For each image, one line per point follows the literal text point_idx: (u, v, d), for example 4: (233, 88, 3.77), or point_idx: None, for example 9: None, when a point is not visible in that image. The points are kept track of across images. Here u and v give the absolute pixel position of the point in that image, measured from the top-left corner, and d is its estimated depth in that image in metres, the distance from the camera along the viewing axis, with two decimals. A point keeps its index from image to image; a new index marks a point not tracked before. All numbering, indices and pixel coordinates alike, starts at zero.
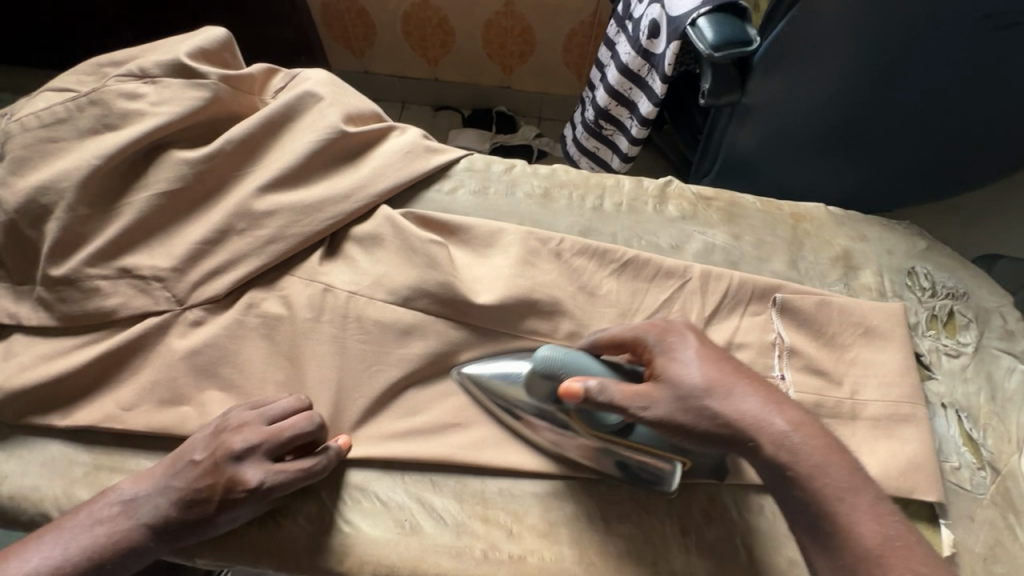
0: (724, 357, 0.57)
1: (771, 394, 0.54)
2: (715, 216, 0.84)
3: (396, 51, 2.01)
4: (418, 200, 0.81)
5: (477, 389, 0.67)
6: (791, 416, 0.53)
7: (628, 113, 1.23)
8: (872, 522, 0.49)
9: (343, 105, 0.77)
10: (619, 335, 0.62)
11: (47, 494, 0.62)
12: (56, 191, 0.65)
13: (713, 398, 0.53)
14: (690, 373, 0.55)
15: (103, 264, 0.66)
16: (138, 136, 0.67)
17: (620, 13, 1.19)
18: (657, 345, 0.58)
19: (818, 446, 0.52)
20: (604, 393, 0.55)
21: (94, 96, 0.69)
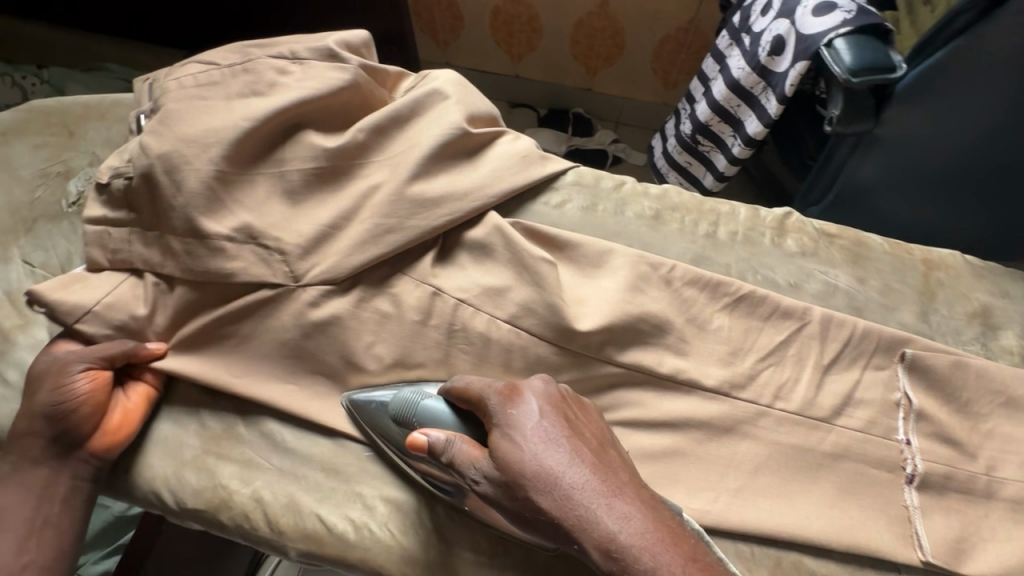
0: (566, 431, 0.51)
1: (609, 481, 0.49)
2: (837, 256, 0.78)
3: (481, 45, 1.99)
4: (524, 211, 0.79)
5: (362, 420, 0.65)
6: (621, 508, 0.47)
7: (730, 130, 1.16)
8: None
9: (467, 105, 0.79)
10: (465, 392, 0.58)
11: (159, 472, 0.64)
12: (198, 144, 0.65)
13: (535, 491, 0.48)
14: (521, 456, 0.50)
15: (227, 222, 0.65)
16: (281, 109, 0.68)
17: (735, 26, 1.13)
18: (497, 413, 0.53)
19: (650, 547, 0.46)
20: (448, 451, 0.54)
21: (246, 65, 0.72)
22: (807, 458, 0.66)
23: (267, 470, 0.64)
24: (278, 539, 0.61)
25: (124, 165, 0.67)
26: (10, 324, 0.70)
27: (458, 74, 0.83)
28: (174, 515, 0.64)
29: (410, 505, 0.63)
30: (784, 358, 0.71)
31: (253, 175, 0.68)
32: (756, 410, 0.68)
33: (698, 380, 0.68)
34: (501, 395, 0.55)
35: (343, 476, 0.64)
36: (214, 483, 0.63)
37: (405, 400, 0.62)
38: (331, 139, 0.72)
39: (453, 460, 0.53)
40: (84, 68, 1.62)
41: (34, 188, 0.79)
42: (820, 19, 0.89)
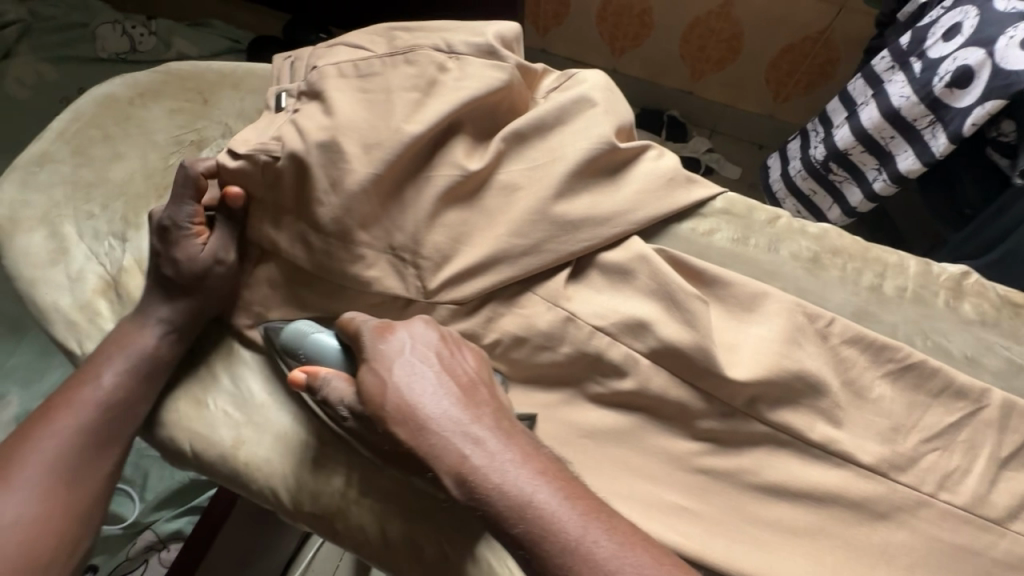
0: (433, 361, 0.53)
1: (471, 409, 0.50)
2: (1022, 330, 0.69)
3: (584, 36, 1.90)
4: (667, 236, 0.72)
5: (271, 348, 0.64)
6: (477, 431, 0.49)
7: (875, 164, 1.06)
8: (570, 537, 0.45)
9: (616, 116, 0.73)
10: (353, 326, 0.57)
11: (278, 469, 0.61)
12: (365, 144, 0.62)
13: (388, 418, 0.50)
14: (383, 391, 0.51)
15: (372, 231, 0.63)
16: (444, 109, 0.63)
17: (903, 48, 1.01)
18: (370, 349, 0.54)
19: (505, 464, 0.48)
20: (322, 389, 0.54)
21: (406, 55, 0.67)
22: (972, 563, 0.59)
23: (379, 484, 0.60)
24: (391, 559, 0.58)
25: (270, 141, 0.63)
26: (140, 293, 0.70)
27: (605, 77, 0.77)
28: (287, 514, 0.61)
29: (468, 520, 0.58)
30: (953, 444, 0.62)
31: (401, 176, 0.64)
32: (917, 496, 0.60)
33: (854, 454, 0.61)
34: (373, 331, 0.55)
35: None
36: (331, 490, 0.60)
37: (299, 335, 0.61)
38: (475, 146, 0.67)
39: (325, 397, 0.53)
40: (190, 22, 1.63)
41: (168, 154, 0.78)
42: None
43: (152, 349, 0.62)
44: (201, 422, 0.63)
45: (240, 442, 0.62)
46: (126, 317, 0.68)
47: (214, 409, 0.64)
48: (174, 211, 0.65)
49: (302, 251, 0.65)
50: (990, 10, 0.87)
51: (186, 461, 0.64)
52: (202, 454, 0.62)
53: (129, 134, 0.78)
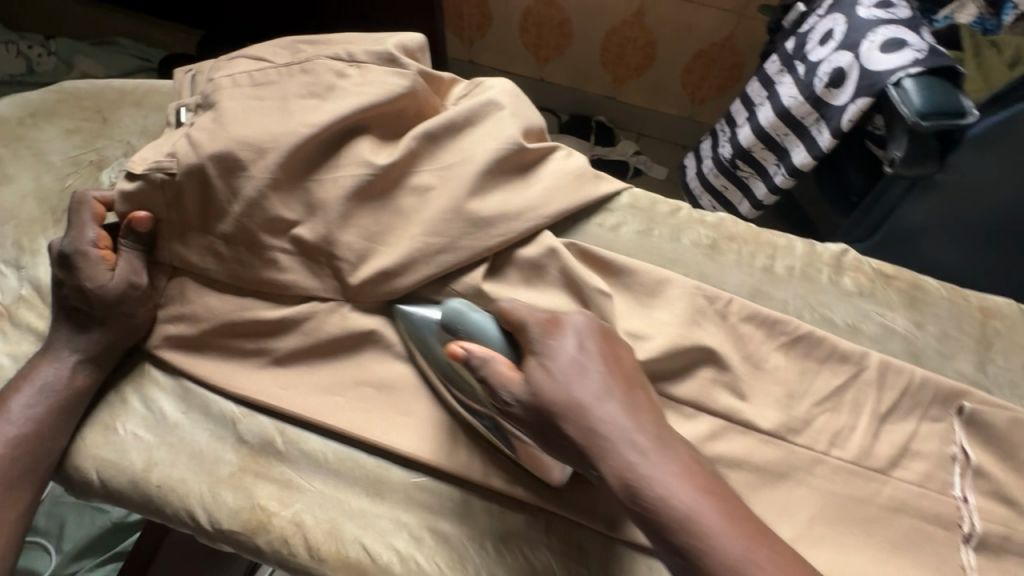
0: (596, 365, 0.51)
1: (615, 389, 0.51)
2: (895, 298, 0.76)
3: (509, 46, 1.96)
4: (577, 231, 0.76)
5: (401, 328, 0.64)
6: (646, 443, 0.48)
7: (774, 158, 1.15)
8: (682, 503, 0.46)
9: (522, 119, 0.76)
10: (516, 314, 0.56)
11: (194, 489, 0.59)
12: (256, 148, 0.61)
13: (569, 424, 0.49)
14: (558, 387, 0.50)
15: (283, 236, 0.63)
16: (346, 114, 0.65)
17: (788, 52, 1.10)
18: (537, 343, 0.53)
19: (643, 438, 0.48)
20: (484, 369, 0.53)
21: (304, 65, 0.68)
22: (864, 510, 0.64)
23: (306, 493, 0.60)
24: (318, 567, 0.57)
25: (166, 159, 0.62)
26: (37, 321, 0.66)
27: (512, 83, 0.80)
28: (206, 536, 0.59)
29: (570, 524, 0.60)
30: (840, 405, 0.68)
31: (307, 182, 0.64)
32: (811, 454, 0.66)
33: (754, 421, 0.66)
34: (543, 325, 0.55)
35: (387, 503, 0.60)
36: (253, 504, 0.59)
37: (456, 314, 0.60)
38: (382, 149, 0.68)
39: (488, 379, 0.52)
40: (94, 41, 1.56)
41: (64, 175, 0.75)
42: (887, 56, 0.88)
43: (59, 374, 0.59)
44: (109, 448, 0.61)
45: (152, 465, 0.60)
46: (22, 346, 0.65)
47: (124, 433, 0.62)
48: (76, 237, 0.61)
49: (212, 263, 0.64)
50: (855, 18, 0.96)
51: (94, 492, 0.61)
52: (111, 481, 0.60)
53: (19, 157, 0.75)
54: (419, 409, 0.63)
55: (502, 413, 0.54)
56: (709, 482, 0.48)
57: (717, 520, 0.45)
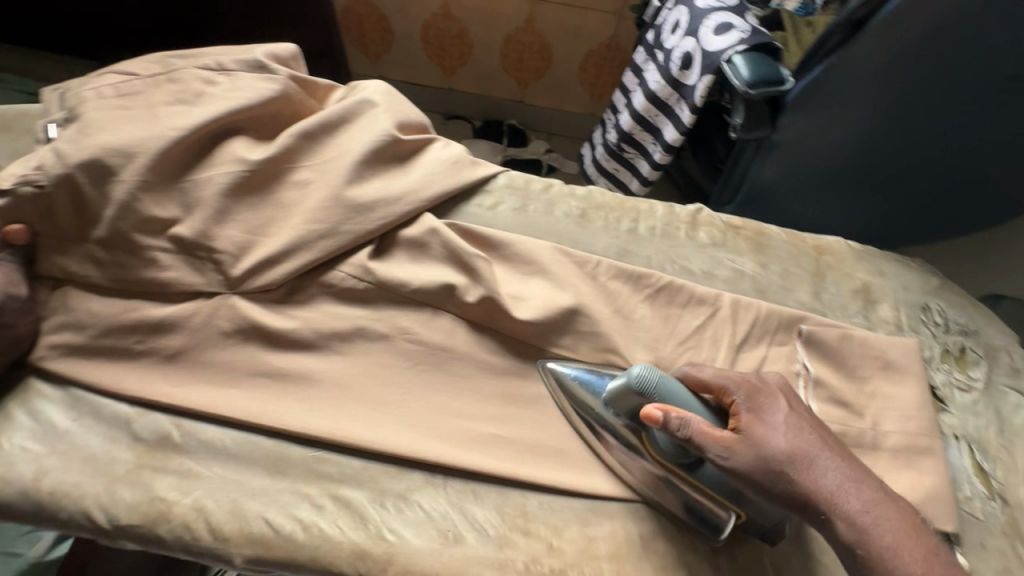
0: (805, 419, 0.59)
1: (812, 438, 0.58)
2: (743, 245, 0.87)
3: (413, 59, 2.02)
4: (458, 213, 0.82)
5: (561, 390, 0.70)
6: (794, 427, 0.58)
7: (651, 138, 1.26)
8: (885, 544, 0.52)
9: (397, 113, 0.82)
10: (707, 379, 0.61)
11: (88, 491, 0.60)
12: (124, 154, 0.65)
13: (800, 468, 0.55)
14: (779, 444, 0.56)
15: (162, 236, 0.67)
16: (216, 118, 0.69)
17: (650, 42, 1.22)
18: (747, 403, 0.59)
19: (861, 490, 0.55)
20: (685, 429, 0.57)
21: (171, 75, 0.72)
22: None
23: (207, 480, 0.62)
24: (221, 547, 0.59)
25: (31, 172, 0.64)
26: None
27: (388, 84, 0.86)
28: (104, 536, 0.60)
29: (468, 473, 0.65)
30: (701, 340, 0.77)
31: (182, 184, 0.68)
32: None
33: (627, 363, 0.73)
34: (745, 392, 0.60)
35: (288, 479, 0.63)
36: (151, 497, 0.60)
37: (645, 379, 0.60)
38: (257, 148, 0.73)
39: (694, 438, 0.56)
40: None
41: None
42: (720, 38, 1.01)
43: None
44: None
45: (42, 474, 0.60)
46: None
47: (9, 447, 0.61)
48: None
49: (93, 271, 0.66)
50: (695, 8, 1.09)
51: None
52: None
53: None
54: (317, 394, 0.67)
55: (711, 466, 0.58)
56: (903, 510, 0.55)
57: (897, 549, 0.52)
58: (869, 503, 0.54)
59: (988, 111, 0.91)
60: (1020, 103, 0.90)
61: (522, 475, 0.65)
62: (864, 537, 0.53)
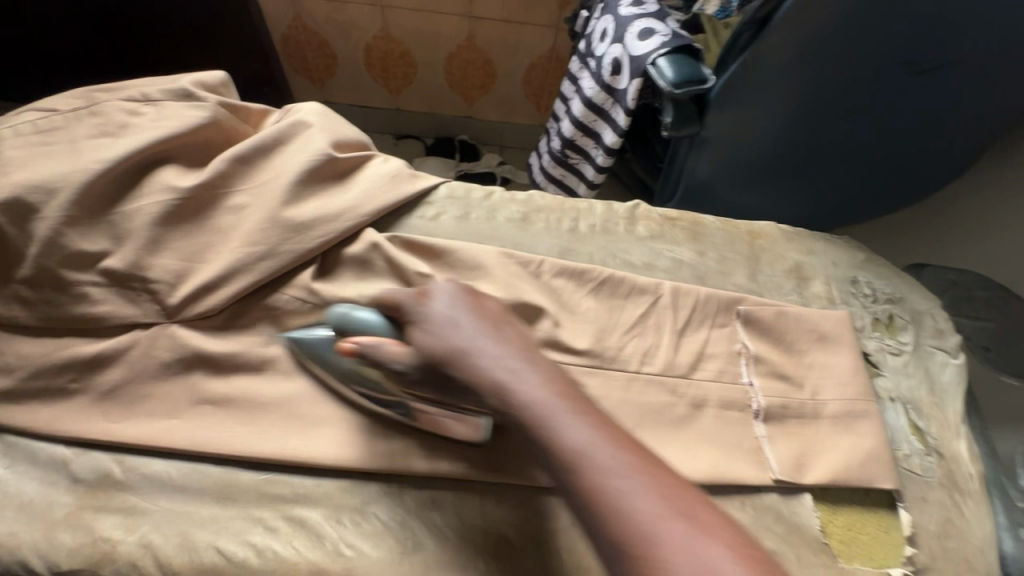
0: (469, 316, 0.57)
1: (528, 367, 0.53)
2: (680, 235, 0.91)
3: (358, 82, 2.04)
4: (401, 226, 0.83)
5: (299, 354, 0.68)
6: (514, 364, 0.53)
7: (592, 143, 1.30)
8: (648, 510, 0.43)
9: (331, 133, 0.82)
10: (382, 299, 0.63)
11: (26, 539, 0.58)
12: (46, 190, 0.64)
13: (456, 362, 0.55)
14: (483, 366, 0.54)
15: (94, 271, 0.66)
16: (142, 148, 0.69)
17: (582, 51, 1.27)
18: (413, 313, 0.59)
19: (599, 432, 0.48)
20: (377, 351, 0.59)
21: (92, 108, 0.71)
22: (674, 412, 0.75)
23: (153, 514, 0.61)
24: None
25: None
26: None
27: (322, 104, 0.86)
28: None
29: (423, 480, 0.65)
30: (645, 329, 0.79)
31: (111, 217, 0.68)
32: (627, 374, 0.76)
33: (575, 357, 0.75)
34: (413, 299, 0.60)
35: (239, 505, 0.62)
36: (94, 538, 0.58)
37: (342, 316, 0.64)
38: (188, 176, 0.72)
39: (381, 357, 0.59)
40: None
41: None
42: (644, 42, 1.06)
43: None
44: None
45: None
46: None
47: None
48: None
49: (20, 312, 0.65)
50: (619, 16, 1.14)
51: None
52: None
53: None
54: (263, 416, 0.66)
55: (405, 383, 0.60)
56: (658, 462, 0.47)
57: (655, 508, 0.43)
58: (668, 507, 0.42)
59: (890, 93, 0.94)
60: (920, 85, 0.93)
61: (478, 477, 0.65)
62: (620, 507, 0.43)
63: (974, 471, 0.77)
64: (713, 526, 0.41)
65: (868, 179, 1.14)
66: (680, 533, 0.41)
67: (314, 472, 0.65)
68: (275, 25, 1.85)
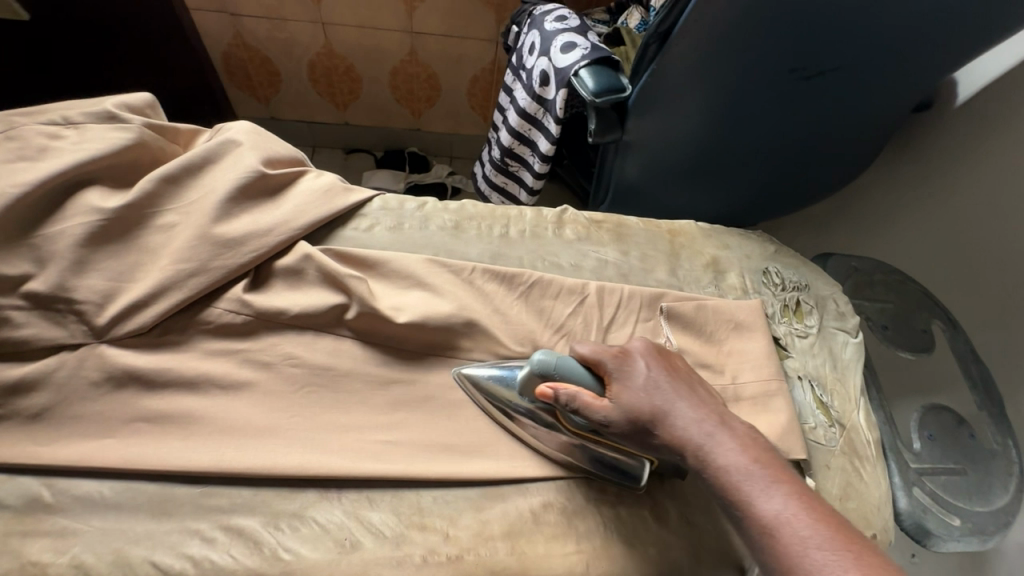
0: (667, 377, 0.68)
1: (723, 425, 0.64)
2: (606, 237, 0.97)
3: (302, 98, 2.04)
4: (334, 238, 0.86)
5: (474, 388, 0.75)
6: (707, 426, 0.64)
7: (529, 151, 1.35)
8: (814, 552, 0.52)
9: (263, 150, 0.84)
10: (586, 355, 0.71)
11: None
12: None
13: (659, 422, 0.65)
14: (683, 424, 0.64)
15: (15, 295, 0.66)
16: (64, 170, 0.69)
17: (514, 64, 1.32)
18: (615, 371, 0.69)
19: (762, 472, 0.59)
20: (573, 401, 0.67)
21: (9, 133, 0.71)
22: None
23: (85, 534, 0.61)
24: None
25: None
26: None
27: (253, 122, 0.88)
28: None
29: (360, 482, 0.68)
30: (573, 326, 0.84)
31: (32, 240, 0.68)
32: None
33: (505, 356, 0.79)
34: (615, 358, 0.70)
35: (174, 518, 0.63)
36: (22, 561, 0.58)
37: (545, 363, 0.69)
38: (114, 196, 0.73)
39: (581, 407, 0.66)
40: None
41: None
42: (567, 55, 1.12)
43: None
44: None
45: None
46: None
47: None
48: None
49: None
50: (545, 31, 1.21)
51: None
52: None
53: None
54: (198, 430, 0.67)
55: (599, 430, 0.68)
56: (816, 498, 0.57)
57: (824, 548, 0.52)
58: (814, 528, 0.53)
59: (785, 98, 1.02)
60: (810, 90, 1.01)
61: (414, 474, 0.68)
62: (783, 543, 0.54)
63: (871, 438, 0.85)
64: (854, 555, 0.51)
65: (782, 176, 1.23)
66: (818, 552, 0.52)
67: (250, 480, 0.66)
68: (213, 43, 1.83)
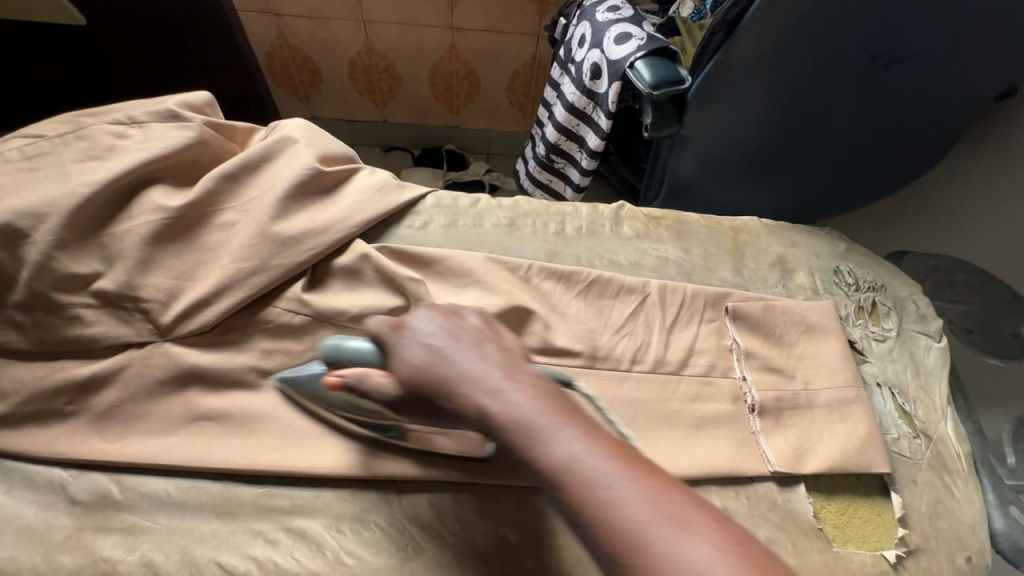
0: (449, 336, 0.48)
1: (510, 383, 0.45)
2: (665, 234, 0.92)
3: (343, 96, 2.05)
4: (390, 236, 0.85)
5: (296, 395, 0.68)
6: (493, 381, 0.45)
7: (576, 147, 1.32)
8: (664, 542, 0.36)
9: (318, 147, 0.84)
10: (371, 330, 0.54)
11: (26, 562, 0.58)
12: (35, 215, 0.64)
13: (444, 392, 0.46)
14: (490, 390, 0.45)
15: (86, 293, 0.67)
16: (130, 169, 0.70)
17: (562, 58, 1.29)
18: (392, 345, 0.51)
19: (590, 439, 0.42)
20: (363, 385, 0.54)
21: (79, 133, 0.72)
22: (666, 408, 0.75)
23: (152, 532, 0.61)
24: None
25: None
26: None
27: (307, 120, 0.88)
28: None
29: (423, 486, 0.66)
30: (635, 327, 0.81)
31: (101, 238, 0.68)
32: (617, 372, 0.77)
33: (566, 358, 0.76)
34: (391, 328, 0.52)
35: (238, 519, 0.62)
36: (94, 557, 0.59)
37: (334, 348, 0.61)
38: (177, 195, 0.73)
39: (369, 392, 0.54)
40: None
41: None
42: (622, 47, 1.08)
43: None
44: None
45: None
46: None
47: None
48: None
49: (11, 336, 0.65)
50: (597, 23, 1.17)
51: None
52: None
53: None
54: (261, 430, 0.66)
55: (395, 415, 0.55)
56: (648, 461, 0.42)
57: (682, 536, 0.36)
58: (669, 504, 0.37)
59: (860, 86, 0.95)
60: (889, 77, 0.94)
61: (477, 479, 0.66)
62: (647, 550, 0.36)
63: (961, 450, 0.79)
64: (676, 514, 0.37)
65: (848, 171, 1.16)
66: (669, 537, 0.36)
67: (313, 482, 0.65)
68: (259, 44, 1.86)
